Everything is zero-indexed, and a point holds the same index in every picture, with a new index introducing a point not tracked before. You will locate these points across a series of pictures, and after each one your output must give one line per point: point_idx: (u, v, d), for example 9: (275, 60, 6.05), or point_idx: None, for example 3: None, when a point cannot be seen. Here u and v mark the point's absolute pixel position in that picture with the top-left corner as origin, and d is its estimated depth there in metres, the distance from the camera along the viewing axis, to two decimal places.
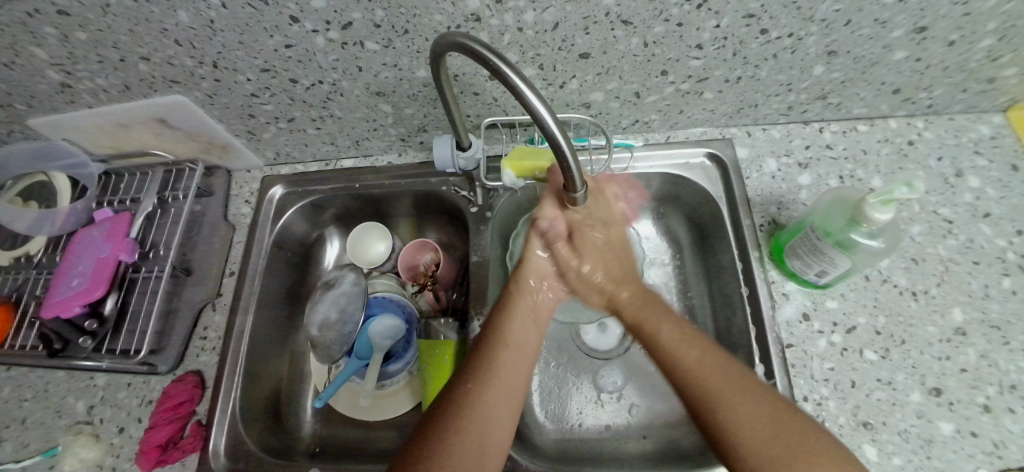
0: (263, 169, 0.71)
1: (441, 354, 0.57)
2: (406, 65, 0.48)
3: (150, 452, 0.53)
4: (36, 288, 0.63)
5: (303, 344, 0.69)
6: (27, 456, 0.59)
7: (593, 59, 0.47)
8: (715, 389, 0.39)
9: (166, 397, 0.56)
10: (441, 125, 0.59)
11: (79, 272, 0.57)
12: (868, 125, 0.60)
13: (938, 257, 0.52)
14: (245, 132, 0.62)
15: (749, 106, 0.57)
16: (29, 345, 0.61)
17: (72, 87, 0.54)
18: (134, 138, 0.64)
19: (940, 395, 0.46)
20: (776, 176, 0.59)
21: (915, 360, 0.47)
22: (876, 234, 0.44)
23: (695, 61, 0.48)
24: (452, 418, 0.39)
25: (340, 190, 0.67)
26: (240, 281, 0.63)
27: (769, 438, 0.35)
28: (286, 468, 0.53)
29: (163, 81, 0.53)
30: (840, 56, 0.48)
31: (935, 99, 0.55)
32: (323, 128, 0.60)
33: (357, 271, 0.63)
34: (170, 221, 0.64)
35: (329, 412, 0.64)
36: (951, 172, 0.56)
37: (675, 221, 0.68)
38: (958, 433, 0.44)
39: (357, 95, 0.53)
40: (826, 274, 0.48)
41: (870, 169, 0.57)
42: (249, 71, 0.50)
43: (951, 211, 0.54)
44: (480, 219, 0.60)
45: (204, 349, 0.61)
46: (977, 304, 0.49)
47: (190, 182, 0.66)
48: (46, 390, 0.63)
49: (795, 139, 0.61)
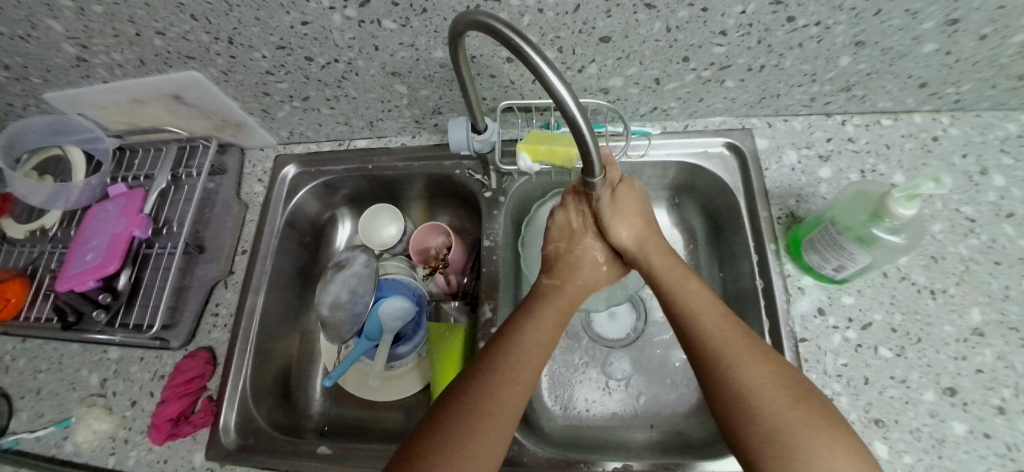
0: (276, 148, 0.71)
1: (451, 337, 0.56)
2: (424, 45, 0.47)
3: (162, 425, 0.54)
4: (51, 262, 0.64)
5: (313, 323, 0.70)
6: (43, 426, 0.60)
7: (614, 43, 0.46)
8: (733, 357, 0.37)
9: (178, 372, 0.57)
10: (456, 108, 0.58)
11: (94, 247, 0.58)
12: (892, 119, 0.59)
13: (958, 256, 0.51)
14: (259, 110, 0.62)
15: (771, 96, 0.56)
16: (45, 317, 0.62)
17: (88, 62, 0.54)
18: (148, 114, 0.64)
19: (954, 395, 0.45)
20: (796, 169, 0.57)
21: (930, 359, 0.47)
22: (898, 230, 0.42)
23: (718, 48, 0.47)
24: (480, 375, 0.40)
25: (352, 170, 0.66)
26: (253, 259, 0.63)
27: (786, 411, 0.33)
28: (295, 445, 0.54)
29: (178, 57, 0.52)
30: (867, 47, 0.46)
31: (963, 94, 0.54)
32: (337, 107, 0.60)
33: (368, 253, 0.63)
34: (184, 198, 0.64)
35: (337, 391, 0.64)
36: (976, 170, 0.55)
37: (689, 211, 0.67)
38: (971, 434, 0.43)
39: (372, 74, 0.52)
40: (843, 269, 0.47)
41: (892, 164, 0.56)
42: (264, 49, 0.50)
43: (974, 210, 0.53)
44: (493, 204, 0.60)
45: (216, 326, 0.62)
46: (996, 305, 0.48)
47: (203, 159, 0.66)
48: (62, 362, 0.64)
49: (816, 131, 0.59)
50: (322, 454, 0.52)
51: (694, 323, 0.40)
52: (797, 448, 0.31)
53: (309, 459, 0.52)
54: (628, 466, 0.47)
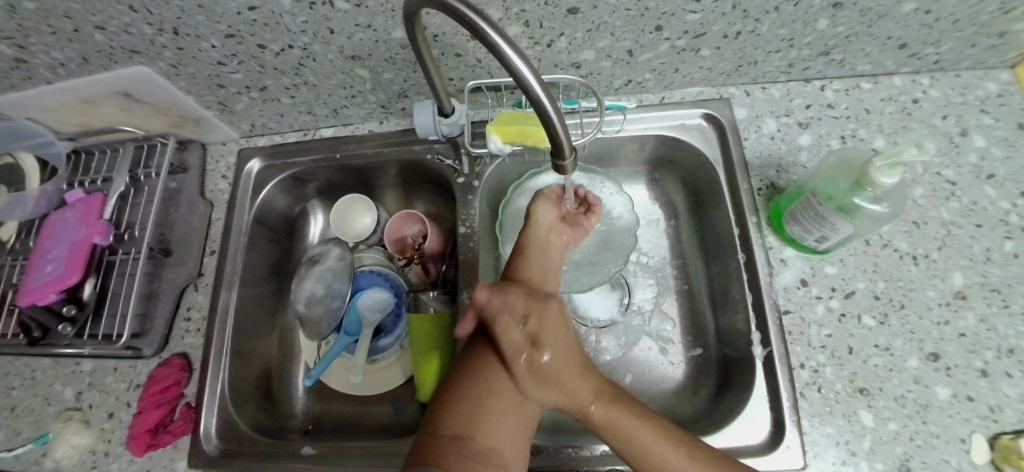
0: (240, 142, 0.68)
1: (430, 329, 0.55)
2: (381, 25, 0.44)
3: (140, 436, 0.52)
4: (11, 275, 0.61)
5: (292, 322, 0.68)
6: (19, 444, 0.58)
7: (583, 14, 0.44)
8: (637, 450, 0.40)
9: (153, 381, 0.55)
10: (423, 90, 0.55)
11: (54, 257, 0.55)
12: (872, 82, 0.57)
13: (940, 220, 0.50)
14: (217, 103, 0.59)
15: (748, 63, 0.54)
16: (10, 333, 0.59)
17: (27, 62, 0.51)
18: (100, 114, 0.61)
19: (938, 360, 0.45)
20: (776, 137, 0.56)
21: (913, 325, 0.46)
22: (880, 199, 0.41)
23: (692, 15, 0.45)
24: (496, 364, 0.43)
25: (321, 161, 0.64)
26: (223, 259, 0.61)
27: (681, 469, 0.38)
28: (279, 448, 0.53)
29: (122, 51, 0.49)
30: (846, 9, 0.44)
31: (943, 54, 0.52)
32: (299, 96, 0.57)
33: (342, 246, 0.62)
34: (145, 200, 0.61)
35: (321, 389, 0.63)
36: (956, 131, 0.54)
37: (669, 185, 0.66)
38: (955, 398, 0.43)
39: (331, 59, 0.49)
40: (826, 239, 0.46)
41: (873, 128, 0.55)
42: (214, 38, 0.47)
43: (955, 172, 0.52)
44: (468, 189, 0.58)
45: (189, 331, 0.60)
46: (978, 268, 0.48)
47: (162, 158, 0.63)
48: (33, 377, 0.62)
49: (795, 98, 0.58)
50: (307, 454, 0.51)
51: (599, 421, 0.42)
52: None
53: (295, 461, 0.51)
54: None
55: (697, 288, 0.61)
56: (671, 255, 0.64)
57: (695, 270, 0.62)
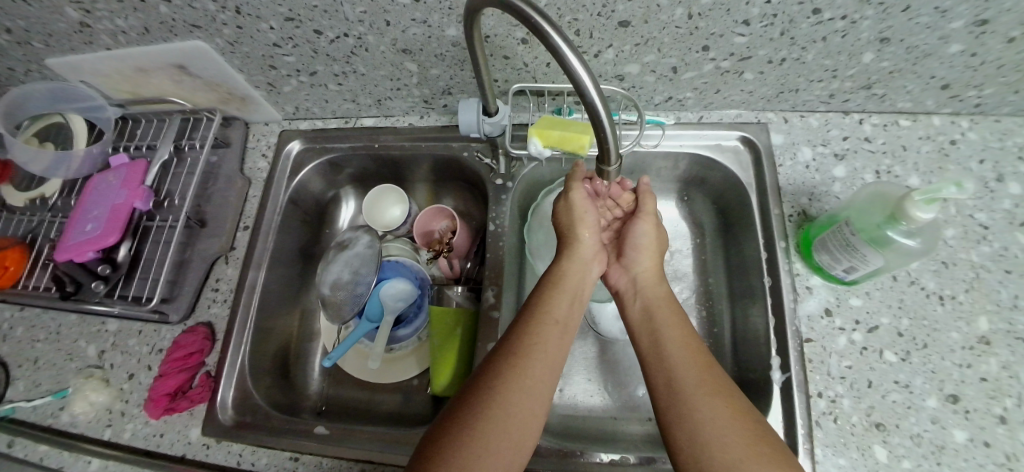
0: (282, 123, 0.70)
1: (452, 324, 0.56)
2: (437, 22, 0.45)
3: (159, 400, 0.54)
4: (50, 231, 0.63)
5: (314, 302, 0.70)
6: (39, 395, 0.59)
7: (633, 28, 0.45)
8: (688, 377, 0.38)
9: (177, 346, 0.56)
10: (466, 90, 0.57)
11: (93, 217, 0.57)
12: (910, 120, 0.57)
13: (969, 263, 0.50)
14: (265, 84, 0.61)
15: (789, 90, 0.55)
16: (43, 287, 0.61)
17: (91, 27, 0.52)
18: (152, 84, 0.63)
19: (957, 403, 0.44)
20: (810, 167, 0.57)
21: (934, 365, 0.46)
22: (914, 233, 0.42)
23: (739, 38, 0.45)
24: (526, 344, 0.41)
25: (358, 148, 0.65)
26: (255, 235, 0.63)
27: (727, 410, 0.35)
28: (292, 426, 0.53)
29: (184, 25, 0.50)
30: (893, 44, 0.45)
31: (984, 98, 0.52)
32: (345, 84, 0.58)
33: (371, 234, 0.63)
34: (186, 172, 0.64)
35: (336, 372, 0.64)
36: (992, 177, 0.54)
37: (697, 204, 0.66)
38: (971, 442, 0.43)
39: (382, 51, 0.51)
40: (854, 270, 0.46)
41: (909, 166, 0.55)
42: (273, 20, 0.48)
43: (988, 216, 0.52)
44: (501, 189, 0.59)
45: (215, 301, 0.61)
46: (1004, 315, 0.47)
47: (207, 132, 0.65)
48: (59, 332, 0.63)
49: (833, 129, 0.58)
50: (320, 434, 0.51)
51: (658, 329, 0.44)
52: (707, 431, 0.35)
53: (308, 439, 0.51)
54: (625, 459, 0.46)
55: (717, 305, 0.61)
56: (695, 273, 0.64)
57: (717, 288, 0.62)
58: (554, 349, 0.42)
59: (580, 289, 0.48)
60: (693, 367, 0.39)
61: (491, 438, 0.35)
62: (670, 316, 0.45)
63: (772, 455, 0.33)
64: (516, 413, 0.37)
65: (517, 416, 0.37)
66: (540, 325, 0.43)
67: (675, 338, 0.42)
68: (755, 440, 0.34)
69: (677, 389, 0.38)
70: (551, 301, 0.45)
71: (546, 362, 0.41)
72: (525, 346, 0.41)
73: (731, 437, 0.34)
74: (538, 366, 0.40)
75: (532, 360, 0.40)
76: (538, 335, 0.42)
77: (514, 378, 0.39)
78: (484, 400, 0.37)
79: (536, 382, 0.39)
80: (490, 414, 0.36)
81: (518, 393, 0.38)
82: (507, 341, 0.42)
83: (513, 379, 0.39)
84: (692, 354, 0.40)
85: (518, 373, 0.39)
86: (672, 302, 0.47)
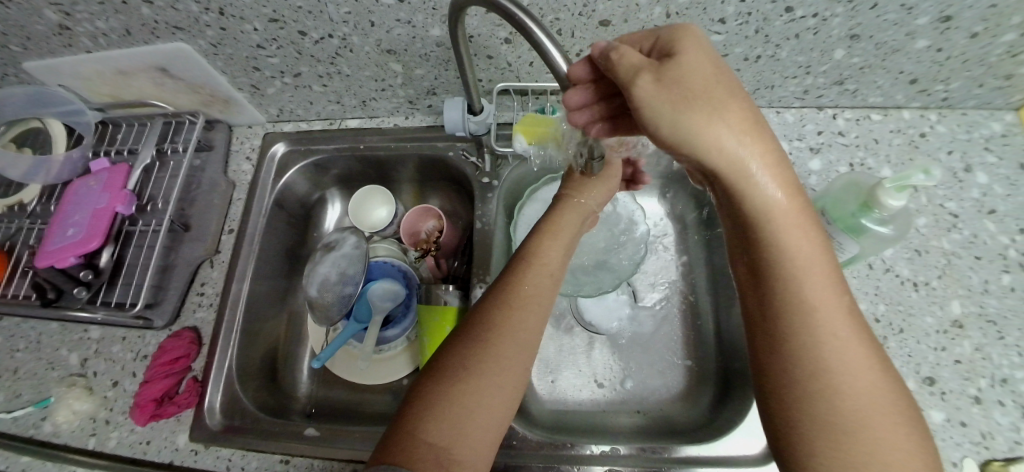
0: (266, 126, 0.70)
1: (440, 322, 0.56)
2: (421, 23, 0.46)
3: (145, 406, 0.53)
4: (29, 238, 0.62)
5: (302, 304, 0.69)
6: (19, 406, 0.58)
7: (613, 27, 0.46)
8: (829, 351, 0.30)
9: (162, 351, 0.56)
10: (451, 89, 0.57)
11: (75, 222, 0.56)
12: (881, 114, 0.59)
13: (941, 250, 0.52)
14: (249, 86, 0.61)
15: (765, 87, 0.56)
16: (22, 295, 0.60)
17: (70, 30, 0.52)
18: (133, 87, 0.62)
19: (933, 385, 0.46)
20: (787, 160, 0.58)
21: (911, 349, 0.48)
22: (887, 221, 0.43)
23: (716, 36, 0.47)
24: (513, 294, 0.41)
25: (344, 149, 0.65)
26: (241, 238, 0.63)
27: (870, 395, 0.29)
28: (281, 427, 0.53)
29: (166, 27, 0.50)
30: (862, 41, 0.46)
31: (951, 92, 0.54)
32: (330, 85, 0.59)
33: (359, 234, 0.63)
34: (169, 175, 0.63)
35: (326, 373, 0.64)
36: (961, 167, 0.56)
37: (680, 199, 0.68)
38: (948, 422, 0.44)
39: (367, 51, 0.51)
40: (831, 259, 0.48)
41: (881, 158, 0.57)
42: (256, 21, 0.48)
43: (957, 205, 0.54)
44: (486, 187, 0.60)
45: (202, 305, 0.61)
46: (975, 299, 0.49)
47: (190, 135, 0.65)
48: (39, 341, 0.62)
49: (808, 124, 0.60)
50: (309, 435, 0.52)
51: (790, 280, 0.31)
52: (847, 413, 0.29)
53: (297, 441, 0.51)
54: (615, 451, 0.47)
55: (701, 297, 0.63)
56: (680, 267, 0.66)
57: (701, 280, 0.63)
58: (541, 295, 0.42)
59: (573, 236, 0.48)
60: (841, 340, 0.30)
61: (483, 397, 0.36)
62: (799, 236, 0.32)
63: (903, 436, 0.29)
64: (506, 367, 0.37)
65: (510, 368, 0.38)
66: (524, 274, 0.43)
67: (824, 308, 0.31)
68: (893, 405, 0.30)
69: (827, 345, 0.30)
70: (541, 249, 0.45)
71: (535, 316, 0.41)
72: (512, 297, 0.41)
73: (879, 401, 0.29)
74: (528, 315, 0.40)
75: (521, 314, 0.40)
76: (524, 283, 0.42)
77: (505, 333, 0.39)
78: (476, 355, 0.37)
79: (525, 331, 0.40)
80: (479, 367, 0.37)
81: (505, 347, 0.38)
82: (494, 290, 0.42)
83: (501, 333, 0.39)
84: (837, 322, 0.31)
85: (509, 326, 0.39)
86: (798, 219, 0.32)
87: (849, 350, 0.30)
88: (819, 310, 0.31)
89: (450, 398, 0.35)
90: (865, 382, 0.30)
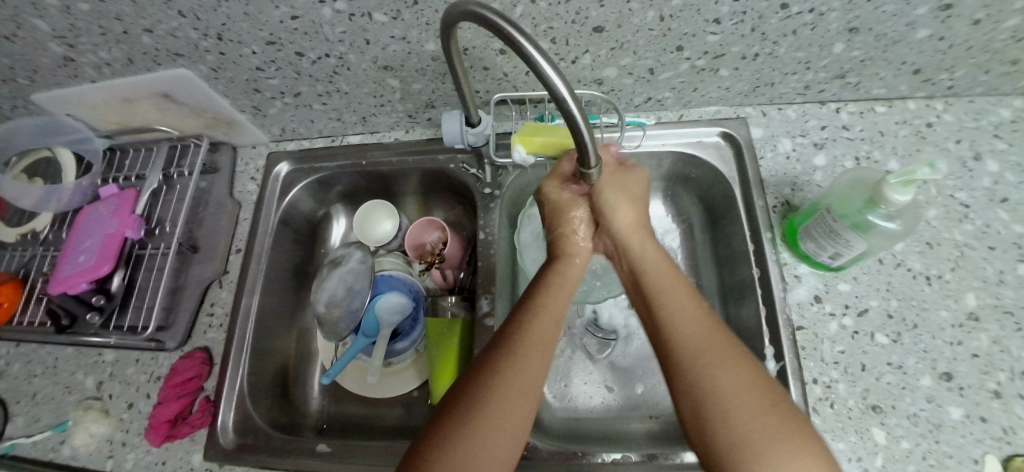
0: (269, 145, 0.71)
1: (449, 337, 0.56)
2: (415, 38, 0.46)
3: (159, 427, 0.53)
4: (42, 265, 0.63)
5: (310, 320, 0.70)
6: (38, 431, 0.59)
7: (607, 32, 0.46)
8: (704, 348, 0.35)
9: (175, 373, 0.57)
10: (449, 102, 0.58)
11: (86, 248, 0.57)
12: (886, 106, 0.59)
13: (953, 242, 0.51)
14: (251, 107, 0.61)
15: (765, 84, 0.56)
16: (38, 321, 0.62)
17: (75, 61, 0.53)
18: (139, 113, 0.63)
19: (951, 380, 0.45)
20: (791, 157, 0.58)
21: (926, 345, 0.47)
22: (894, 217, 0.42)
23: (712, 36, 0.47)
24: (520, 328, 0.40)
25: (346, 165, 0.66)
26: (248, 257, 0.63)
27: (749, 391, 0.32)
28: (293, 444, 0.53)
29: (166, 54, 0.51)
30: (861, 34, 0.46)
31: (956, 80, 0.54)
32: (330, 103, 0.59)
33: (364, 249, 0.63)
34: (176, 198, 0.64)
35: (336, 389, 0.64)
36: (970, 156, 0.55)
37: (685, 201, 0.67)
38: (967, 418, 0.43)
39: (364, 68, 0.51)
40: (840, 256, 0.47)
41: (887, 150, 0.56)
42: (254, 44, 0.49)
43: (968, 196, 0.53)
44: (489, 198, 0.60)
45: (212, 326, 0.61)
46: (991, 290, 0.48)
47: (194, 159, 0.66)
48: (56, 366, 0.63)
49: (811, 119, 0.59)
50: (320, 451, 0.52)
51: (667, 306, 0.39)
52: (721, 400, 0.32)
53: (308, 457, 0.51)
54: (626, 458, 0.47)
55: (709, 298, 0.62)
56: (686, 269, 0.65)
57: (708, 281, 0.63)
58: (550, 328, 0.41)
59: (573, 269, 0.47)
60: (710, 343, 0.36)
61: (488, 431, 0.34)
62: (675, 282, 0.41)
63: (787, 430, 0.31)
64: (512, 402, 0.36)
65: (517, 404, 0.36)
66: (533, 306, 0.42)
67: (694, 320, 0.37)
68: (780, 410, 0.32)
69: (692, 352, 0.35)
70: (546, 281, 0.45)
71: (541, 348, 0.39)
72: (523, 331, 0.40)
73: (758, 404, 0.32)
74: (537, 348, 0.39)
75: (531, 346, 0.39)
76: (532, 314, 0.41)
77: (513, 365, 0.38)
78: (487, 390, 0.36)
79: (533, 367, 0.38)
80: (491, 402, 0.35)
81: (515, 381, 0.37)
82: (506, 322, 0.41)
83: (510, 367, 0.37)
84: (703, 329, 0.37)
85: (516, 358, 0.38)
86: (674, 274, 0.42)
87: (720, 351, 0.35)
88: (689, 321, 0.38)
89: (468, 434, 0.34)
90: (738, 380, 0.33)
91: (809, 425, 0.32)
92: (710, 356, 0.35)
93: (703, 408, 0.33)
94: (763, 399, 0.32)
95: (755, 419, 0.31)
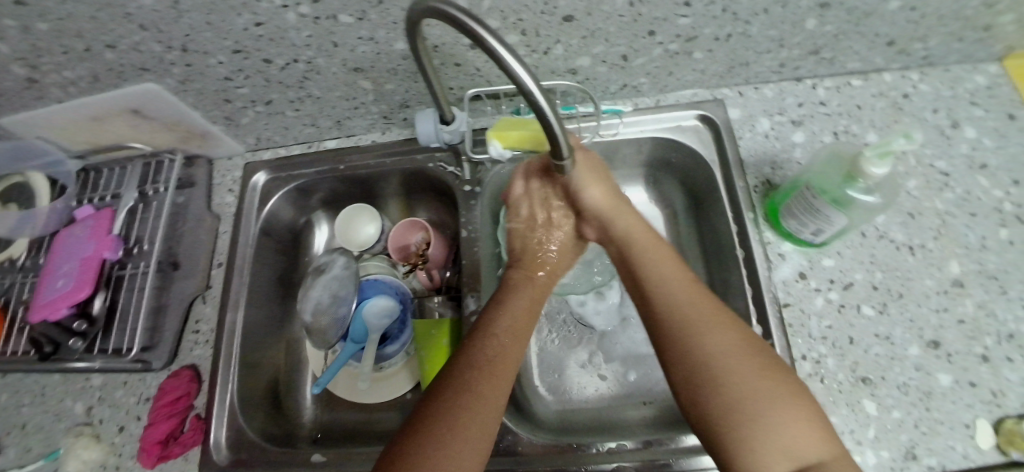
0: (245, 155, 0.70)
1: (439, 335, 0.56)
2: (383, 38, 0.45)
3: (150, 448, 0.53)
4: (23, 292, 0.62)
5: (299, 330, 0.69)
6: (29, 460, 0.58)
7: (577, 21, 0.45)
8: (697, 315, 0.36)
9: (163, 392, 0.56)
10: (423, 101, 0.57)
11: (65, 273, 0.56)
12: (862, 79, 0.59)
13: (935, 210, 0.51)
14: (223, 118, 0.60)
15: (740, 64, 0.56)
16: (21, 350, 0.60)
17: (39, 82, 0.52)
18: (110, 131, 0.62)
19: (939, 348, 0.45)
20: (770, 136, 0.58)
21: (912, 314, 0.47)
22: (872, 189, 0.42)
23: (683, 19, 0.46)
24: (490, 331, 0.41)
25: (325, 172, 0.65)
26: (230, 271, 0.62)
27: (747, 357, 0.34)
28: (287, 457, 0.53)
29: (132, 69, 0.50)
30: (833, 8, 0.46)
31: (930, 49, 0.54)
32: (303, 109, 0.58)
33: (348, 255, 0.63)
34: (153, 216, 0.63)
35: (329, 397, 0.64)
36: (948, 124, 0.55)
37: (668, 186, 0.67)
38: (957, 384, 0.43)
39: (334, 72, 0.51)
40: (822, 232, 0.47)
41: (865, 123, 0.56)
42: (221, 54, 0.48)
43: (947, 164, 0.53)
44: (469, 195, 0.59)
45: (198, 343, 0.60)
46: (974, 256, 0.48)
47: (170, 174, 0.66)
48: (43, 393, 0.62)
49: (788, 97, 0.59)
50: (316, 461, 0.51)
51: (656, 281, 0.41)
52: (715, 366, 0.33)
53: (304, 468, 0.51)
54: (621, 446, 0.47)
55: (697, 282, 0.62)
56: None
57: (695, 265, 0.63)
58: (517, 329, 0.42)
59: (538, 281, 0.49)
60: (701, 311, 0.37)
61: (467, 428, 0.34)
62: (662, 256, 0.43)
63: (781, 399, 0.32)
64: (488, 398, 0.36)
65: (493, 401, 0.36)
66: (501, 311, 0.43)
67: (681, 290, 0.39)
68: (777, 378, 0.33)
69: (683, 322, 0.36)
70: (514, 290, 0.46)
71: (510, 349, 0.40)
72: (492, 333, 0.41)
73: (748, 368, 0.33)
74: (507, 349, 0.40)
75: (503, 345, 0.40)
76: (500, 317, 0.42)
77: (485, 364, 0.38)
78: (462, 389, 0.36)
79: (505, 367, 0.39)
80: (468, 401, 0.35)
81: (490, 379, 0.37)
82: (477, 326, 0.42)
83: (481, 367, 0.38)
84: (691, 295, 0.38)
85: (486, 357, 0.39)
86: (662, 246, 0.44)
87: (710, 317, 0.36)
88: (679, 293, 0.39)
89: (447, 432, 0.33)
90: (731, 347, 0.34)
91: (799, 389, 0.33)
92: (703, 321, 0.36)
93: (696, 377, 0.33)
94: (756, 363, 0.34)
95: (743, 381, 0.32)
